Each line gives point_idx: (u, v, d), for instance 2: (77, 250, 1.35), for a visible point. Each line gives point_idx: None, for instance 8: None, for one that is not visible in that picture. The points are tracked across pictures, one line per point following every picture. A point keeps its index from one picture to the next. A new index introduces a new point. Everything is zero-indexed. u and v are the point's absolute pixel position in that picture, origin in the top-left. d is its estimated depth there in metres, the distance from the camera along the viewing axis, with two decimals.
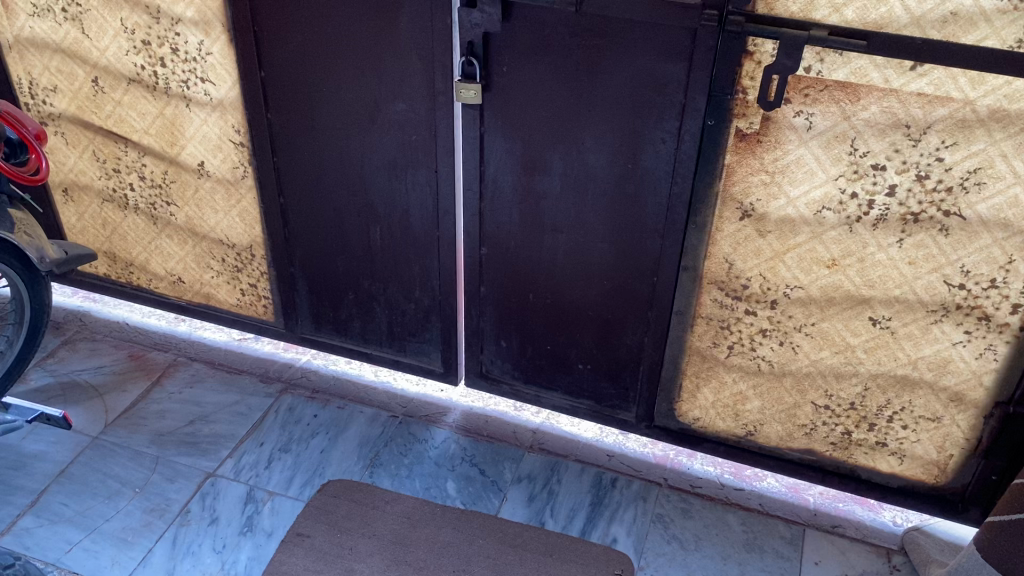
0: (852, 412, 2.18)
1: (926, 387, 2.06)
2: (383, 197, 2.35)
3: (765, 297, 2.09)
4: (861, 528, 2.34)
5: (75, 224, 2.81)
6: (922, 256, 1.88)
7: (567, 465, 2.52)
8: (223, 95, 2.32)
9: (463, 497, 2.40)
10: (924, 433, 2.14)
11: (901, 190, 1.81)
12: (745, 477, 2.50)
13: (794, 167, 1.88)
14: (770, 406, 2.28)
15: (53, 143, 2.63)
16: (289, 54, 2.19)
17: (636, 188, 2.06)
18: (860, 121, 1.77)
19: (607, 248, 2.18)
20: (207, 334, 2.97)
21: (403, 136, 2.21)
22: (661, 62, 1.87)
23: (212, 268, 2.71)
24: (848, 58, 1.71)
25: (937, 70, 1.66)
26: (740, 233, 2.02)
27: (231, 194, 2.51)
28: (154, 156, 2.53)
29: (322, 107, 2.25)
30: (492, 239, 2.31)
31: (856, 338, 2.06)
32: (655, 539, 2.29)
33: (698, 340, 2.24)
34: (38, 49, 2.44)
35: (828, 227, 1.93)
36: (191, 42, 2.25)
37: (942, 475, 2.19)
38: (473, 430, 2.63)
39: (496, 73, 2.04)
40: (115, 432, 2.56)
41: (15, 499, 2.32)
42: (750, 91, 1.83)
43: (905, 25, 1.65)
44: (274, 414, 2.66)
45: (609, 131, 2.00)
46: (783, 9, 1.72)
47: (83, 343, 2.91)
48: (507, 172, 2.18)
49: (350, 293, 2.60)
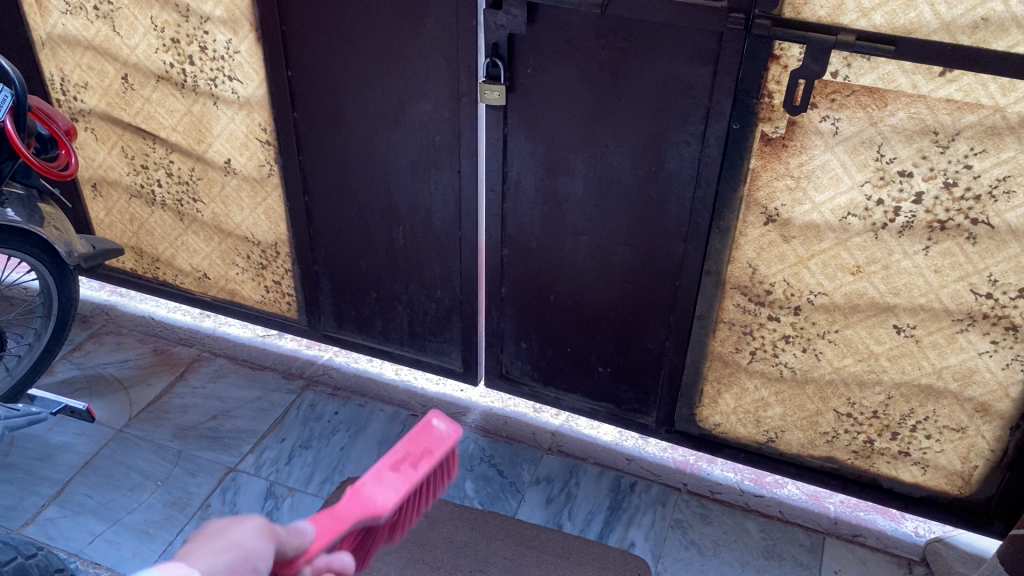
0: (875, 420, 2.16)
1: (951, 397, 2.04)
2: (406, 196, 2.36)
3: (788, 303, 2.07)
4: (882, 537, 2.32)
5: (104, 219, 2.85)
6: (948, 265, 1.85)
7: (586, 467, 2.51)
8: (249, 93, 2.34)
9: (481, 497, 2.40)
10: (948, 443, 2.11)
11: (927, 198, 1.79)
12: (765, 484, 2.48)
13: (819, 172, 1.87)
14: (791, 413, 2.26)
15: (83, 138, 2.67)
16: (315, 54, 2.20)
17: (660, 191, 2.05)
18: (887, 127, 1.75)
19: (630, 251, 2.18)
20: (230, 329, 2.99)
21: (427, 136, 2.22)
22: (686, 65, 1.86)
23: (237, 264, 2.73)
24: (876, 63, 1.69)
25: (967, 76, 1.64)
26: (764, 238, 2.01)
27: (257, 192, 2.53)
28: (181, 154, 2.55)
29: (347, 106, 2.26)
30: (514, 240, 2.31)
31: (880, 345, 2.03)
32: (673, 545, 2.28)
33: (720, 345, 2.23)
34: (69, 46, 2.47)
35: (853, 234, 1.91)
36: (220, 41, 2.27)
37: (966, 487, 2.17)
38: (492, 430, 2.63)
39: (520, 75, 2.04)
40: (139, 425, 2.59)
41: (40, 490, 2.36)
42: (776, 96, 1.81)
43: (935, 30, 1.63)
44: (296, 410, 2.68)
45: (634, 134, 2.00)
46: (811, 12, 1.71)
47: (109, 336, 2.94)
48: (530, 173, 2.18)
49: (372, 291, 2.61)
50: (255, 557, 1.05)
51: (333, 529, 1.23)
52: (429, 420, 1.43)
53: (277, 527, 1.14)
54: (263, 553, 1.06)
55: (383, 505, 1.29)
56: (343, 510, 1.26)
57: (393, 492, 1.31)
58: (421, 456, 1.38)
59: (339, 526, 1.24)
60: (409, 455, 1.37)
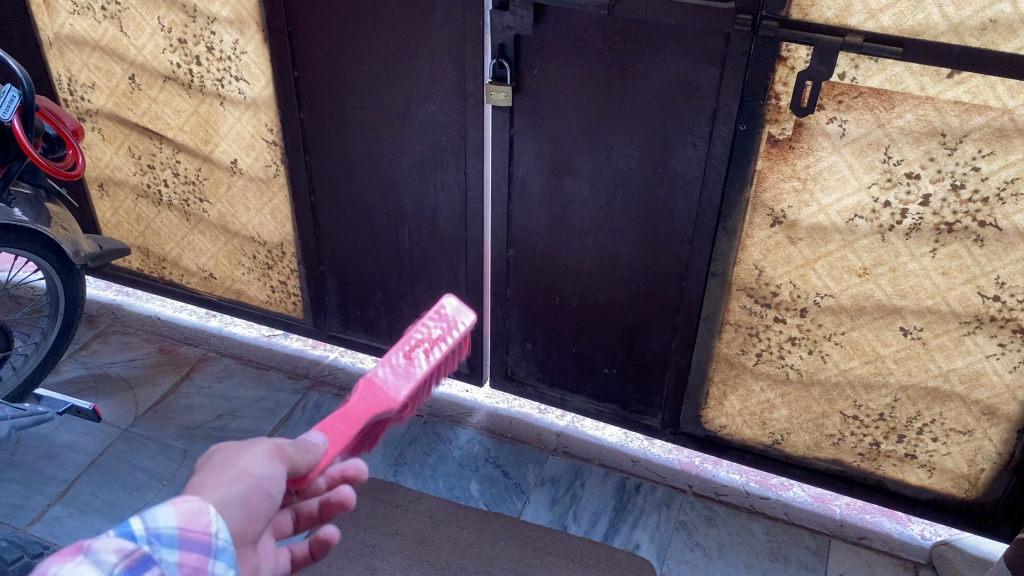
0: (881, 422, 2.15)
1: (958, 400, 2.03)
2: (412, 197, 2.36)
3: (795, 305, 2.07)
4: (888, 540, 2.31)
5: (110, 218, 2.86)
6: (956, 267, 1.85)
7: (591, 469, 2.51)
8: (256, 94, 2.34)
9: (486, 498, 2.40)
10: (955, 446, 2.11)
11: (935, 200, 1.79)
12: (771, 486, 2.47)
13: (826, 173, 1.86)
14: (797, 415, 2.25)
15: (90, 138, 2.68)
16: (322, 54, 2.21)
17: (666, 192, 2.05)
18: (895, 129, 1.75)
19: (636, 252, 2.17)
20: (236, 329, 3.00)
21: (434, 136, 2.22)
22: (693, 67, 1.86)
23: (244, 264, 2.74)
24: (883, 65, 1.69)
25: (975, 78, 1.63)
26: (770, 240, 2.00)
27: (263, 192, 2.53)
28: (188, 154, 2.56)
29: (353, 106, 2.26)
30: (520, 241, 2.31)
31: (887, 348, 2.03)
32: (678, 546, 2.28)
33: (726, 346, 2.22)
34: (77, 46, 2.48)
35: (860, 236, 1.90)
36: (226, 41, 2.28)
37: (972, 490, 2.16)
38: (497, 431, 2.63)
39: (527, 75, 2.04)
40: (144, 425, 2.59)
41: (47, 489, 2.36)
42: (784, 97, 1.81)
43: (943, 32, 1.62)
44: (301, 410, 2.68)
45: (640, 135, 1.99)
46: (818, 14, 1.70)
47: (116, 336, 2.95)
48: (536, 174, 2.18)
49: (377, 292, 2.61)
50: (265, 483, 1.09)
51: (345, 430, 1.31)
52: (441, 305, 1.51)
53: (288, 445, 1.16)
54: (273, 478, 1.11)
55: (396, 397, 1.36)
56: (356, 407, 1.34)
57: (408, 382, 1.38)
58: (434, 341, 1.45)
59: (351, 427, 1.31)
60: (423, 340, 1.44)
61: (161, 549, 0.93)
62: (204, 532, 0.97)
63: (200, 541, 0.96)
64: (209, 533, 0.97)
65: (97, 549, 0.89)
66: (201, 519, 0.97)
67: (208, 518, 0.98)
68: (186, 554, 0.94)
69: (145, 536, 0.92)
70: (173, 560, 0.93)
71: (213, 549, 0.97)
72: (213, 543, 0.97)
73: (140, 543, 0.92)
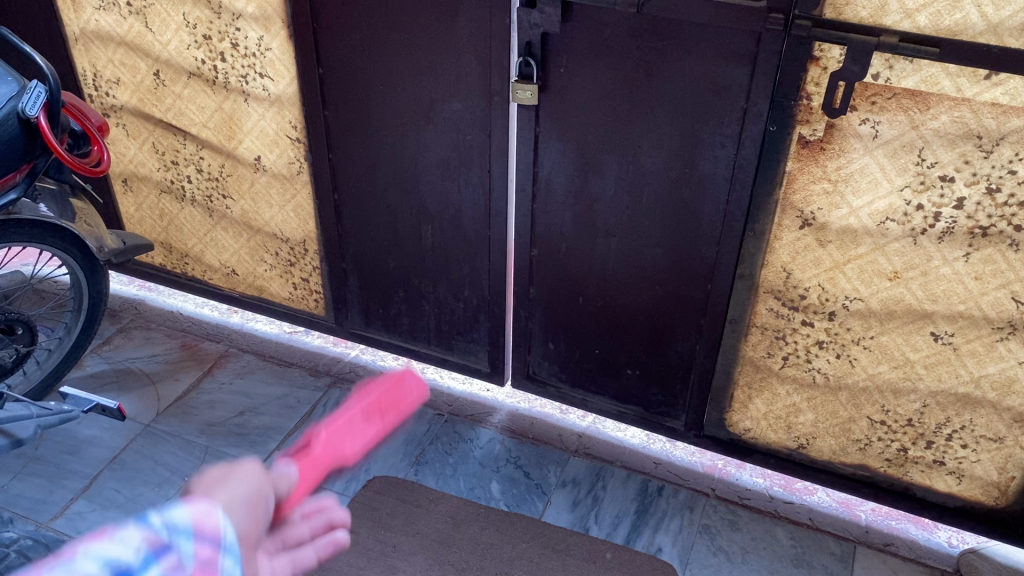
0: (909, 428, 2.12)
1: (989, 406, 1.99)
2: (436, 195, 2.34)
3: (823, 309, 2.04)
4: (914, 547, 2.28)
5: (134, 214, 2.86)
6: (989, 272, 1.81)
7: (613, 471, 2.49)
8: (280, 90, 2.33)
9: (508, 499, 2.39)
10: (985, 453, 2.07)
11: (969, 203, 1.75)
12: (795, 490, 2.45)
13: (858, 175, 1.83)
14: (823, 419, 2.22)
15: (114, 134, 2.68)
16: (347, 51, 2.19)
17: (694, 193, 2.02)
18: (929, 130, 1.71)
19: (662, 254, 2.15)
20: (258, 326, 3.00)
21: (458, 135, 2.20)
22: (723, 67, 1.83)
23: (266, 261, 2.73)
24: (918, 66, 1.66)
25: (1014, 79, 1.59)
26: (799, 242, 1.97)
27: (287, 189, 2.53)
28: (212, 150, 2.56)
29: (377, 104, 2.25)
30: (543, 240, 2.29)
31: (916, 353, 2.00)
32: (701, 551, 2.26)
33: (752, 349, 2.20)
34: (102, 42, 2.48)
35: (891, 239, 1.87)
36: (251, 38, 2.27)
37: (1001, 498, 2.12)
38: (518, 431, 2.62)
39: (553, 74, 2.01)
40: (166, 421, 2.60)
41: (69, 484, 2.37)
42: (815, 97, 1.78)
43: (981, 32, 1.58)
44: (322, 408, 2.68)
45: (668, 134, 1.97)
46: (853, 13, 1.67)
47: (138, 331, 2.96)
48: (561, 173, 2.16)
49: (400, 290, 2.60)
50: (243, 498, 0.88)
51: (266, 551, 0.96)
52: (403, 375, 1.30)
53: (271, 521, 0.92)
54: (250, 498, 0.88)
55: (351, 455, 1.15)
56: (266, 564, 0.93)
57: (364, 442, 1.17)
58: (392, 407, 1.26)
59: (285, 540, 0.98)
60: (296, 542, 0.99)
61: (176, 541, 0.66)
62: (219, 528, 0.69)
63: (214, 536, 0.68)
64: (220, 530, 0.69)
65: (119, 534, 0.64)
66: (212, 518, 0.69)
67: (219, 515, 0.70)
68: (200, 549, 0.67)
69: (161, 527, 0.66)
70: (191, 552, 0.66)
71: (225, 548, 0.68)
72: (225, 540, 0.69)
73: (159, 532, 0.65)
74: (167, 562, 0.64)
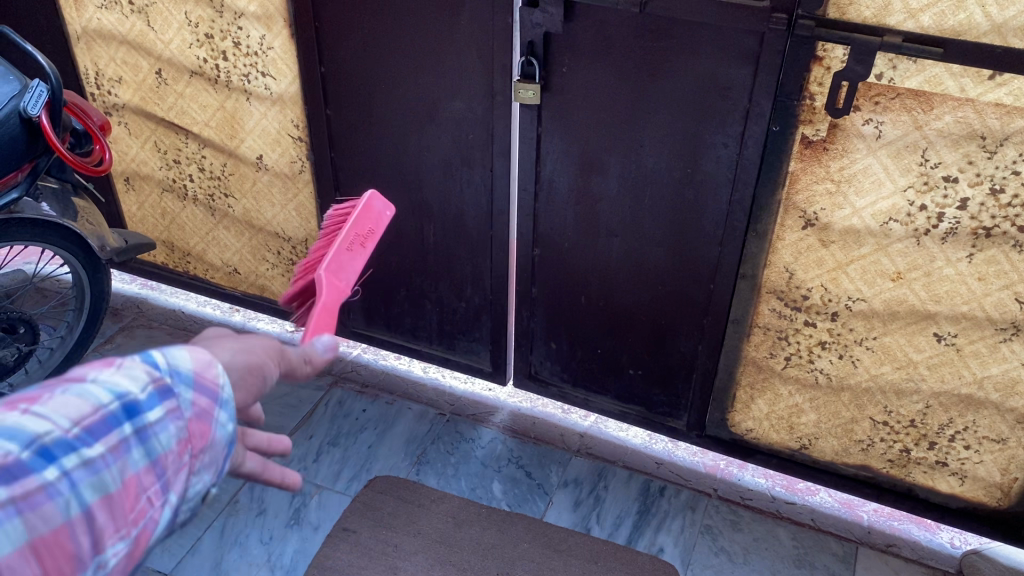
0: (912, 429, 2.12)
1: (992, 407, 1.99)
2: (437, 195, 2.34)
3: (826, 309, 2.03)
4: (917, 548, 2.27)
5: (136, 212, 2.86)
6: (993, 273, 1.81)
7: (614, 471, 2.49)
8: (282, 89, 2.33)
9: (509, 499, 2.38)
10: (988, 454, 2.06)
11: (973, 204, 1.74)
12: (797, 490, 2.44)
13: (861, 176, 1.82)
14: (826, 420, 2.22)
15: (116, 133, 2.68)
16: (349, 50, 2.19)
17: (696, 192, 2.01)
18: (933, 131, 1.71)
19: (664, 253, 2.14)
20: (260, 324, 3.00)
21: (460, 134, 2.20)
22: (726, 66, 1.82)
23: (268, 260, 2.73)
24: (922, 66, 1.65)
25: (1018, 80, 1.59)
26: (802, 243, 1.97)
27: (289, 188, 2.52)
28: (214, 149, 2.56)
29: (379, 103, 2.25)
30: (545, 240, 2.29)
31: (919, 354, 1.99)
32: (703, 551, 2.25)
33: (754, 349, 2.19)
34: (104, 40, 2.48)
35: (894, 240, 1.86)
36: (253, 36, 2.27)
37: (1004, 499, 2.12)
38: (520, 431, 2.61)
39: (556, 73, 2.01)
40: None
41: None
42: (819, 98, 1.77)
43: (986, 32, 1.58)
44: (324, 407, 2.67)
45: (671, 134, 1.96)
46: (856, 13, 1.66)
47: (140, 330, 2.96)
48: (564, 173, 2.15)
49: (402, 289, 2.60)
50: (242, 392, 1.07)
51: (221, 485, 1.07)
52: (370, 201, 1.71)
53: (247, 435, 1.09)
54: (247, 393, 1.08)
55: (347, 285, 1.59)
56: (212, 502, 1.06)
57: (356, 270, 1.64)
58: (367, 237, 1.70)
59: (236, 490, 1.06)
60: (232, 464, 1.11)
61: (178, 386, 0.91)
62: (215, 383, 0.95)
63: (211, 389, 0.95)
64: (217, 385, 0.95)
65: (127, 365, 0.89)
66: (210, 371, 0.95)
67: (216, 372, 0.96)
68: (198, 399, 0.93)
69: (167, 370, 0.91)
70: (189, 397, 0.92)
71: (220, 401, 0.95)
72: (220, 395, 0.95)
73: (163, 374, 0.91)
74: (168, 402, 0.90)
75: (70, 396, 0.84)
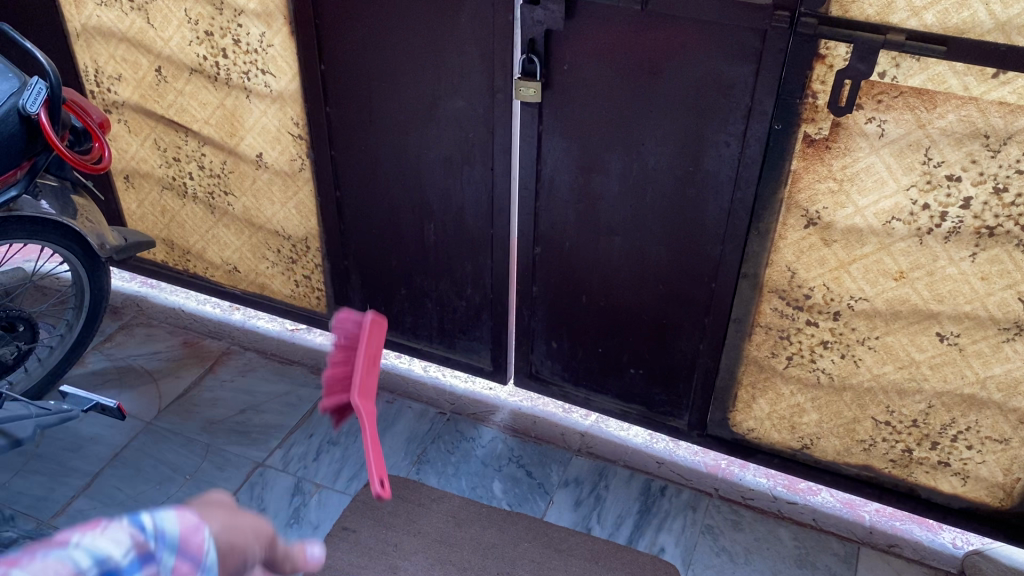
0: (914, 429, 2.11)
1: (994, 407, 1.98)
2: (438, 193, 2.33)
3: (828, 308, 2.02)
4: (919, 549, 2.26)
5: (135, 210, 2.86)
6: (996, 272, 1.80)
7: (615, 470, 2.48)
8: (283, 87, 2.32)
9: (509, 499, 2.37)
10: (990, 455, 2.06)
11: (976, 203, 1.73)
12: (799, 490, 2.43)
13: (863, 174, 1.81)
14: (827, 419, 2.21)
15: (116, 131, 2.67)
16: (350, 47, 2.18)
17: (698, 191, 2.00)
18: (936, 129, 1.70)
19: (665, 252, 2.13)
20: (260, 323, 2.99)
21: (460, 132, 2.19)
22: (728, 64, 1.81)
23: (268, 258, 2.73)
24: (925, 64, 1.64)
25: (1022, 78, 1.58)
26: (804, 242, 1.96)
27: (289, 186, 2.52)
28: (213, 147, 2.55)
29: (380, 101, 2.24)
30: (546, 238, 2.28)
31: (921, 353, 1.98)
32: (704, 551, 2.25)
33: (756, 349, 2.18)
34: (103, 38, 2.47)
35: (896, 239, 1.85)
36: (253, 34, 2.26)
37: (1007, 499, 2.11)
38: (521, 430, 2.61)
39: (557, 71, 2.00)
40: (168, 418, 2.59)
41: (71, 481, 2.37)
42: (821, 96, 1.76)
43: (990, 30, 1.57)
44: None
45: (672, 133, 1.95)
46: (859, 11, 1.65)
47: (140, 328, 2.95)
48: (565, 172, 2.14)
49: (402, 288, 2.59)
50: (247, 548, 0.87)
51: None
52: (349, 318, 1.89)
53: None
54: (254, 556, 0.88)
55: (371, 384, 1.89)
56: None
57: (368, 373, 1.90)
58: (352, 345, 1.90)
59: None
60: None
61: (160, 550, 0.73)
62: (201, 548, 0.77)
63: (196, 556, 0.76)
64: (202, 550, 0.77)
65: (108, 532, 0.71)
66: (198, 535, 0.77)
67: (204, 535, 0.78)
68: (180, 564, 0.74)
69: (152, 534, 0.73)
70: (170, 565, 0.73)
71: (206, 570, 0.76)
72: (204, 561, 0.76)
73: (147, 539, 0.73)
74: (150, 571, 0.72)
75: (49, 560, 0.67)
